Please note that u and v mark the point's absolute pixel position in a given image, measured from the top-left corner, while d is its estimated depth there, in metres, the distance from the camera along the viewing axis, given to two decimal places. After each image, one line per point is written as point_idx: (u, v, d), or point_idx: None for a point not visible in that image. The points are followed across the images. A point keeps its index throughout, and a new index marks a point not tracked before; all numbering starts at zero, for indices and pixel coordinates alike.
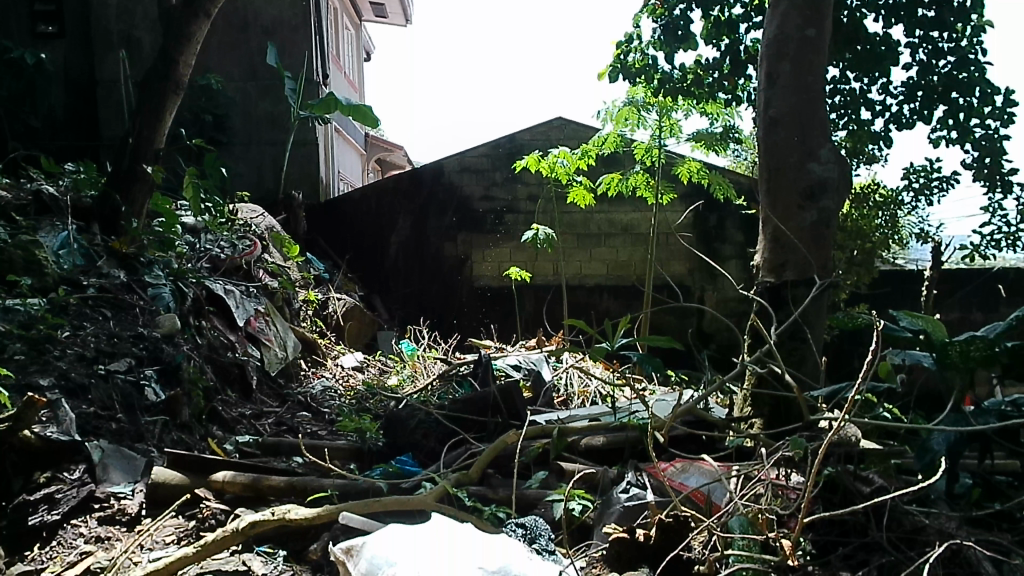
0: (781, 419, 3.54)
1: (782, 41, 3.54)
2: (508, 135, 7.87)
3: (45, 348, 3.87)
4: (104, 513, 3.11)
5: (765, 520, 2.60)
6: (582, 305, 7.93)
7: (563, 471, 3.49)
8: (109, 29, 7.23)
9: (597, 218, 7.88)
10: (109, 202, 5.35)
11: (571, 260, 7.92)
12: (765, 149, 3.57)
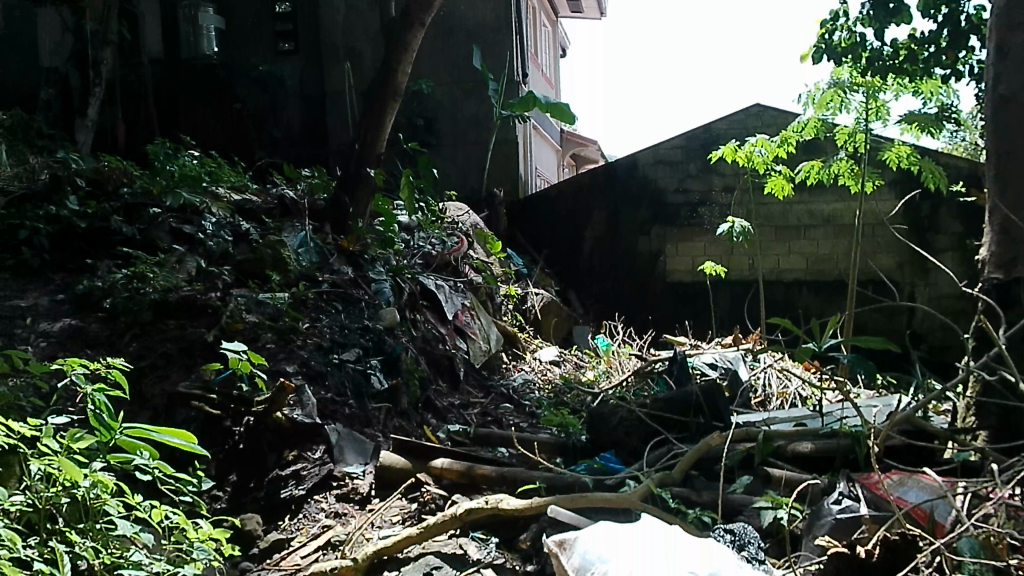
0: (1012, 432, 3.16)
1: (1015, 5, 2.99)
2: (705, 125, 7.64)
3: (292, 337, 4.26)
4: (341, 491, 3.38)
5: (1001, 544, 2.33)
6: (782, 302, 7.54)
7: (769, 478, 3.25)
8: (335, 43, 7.75)
9: (797, 209, 7.41)
10: (339, 203, 5.84)
11: (769, 253, 7.52)
12: (992, 131, 3.09)
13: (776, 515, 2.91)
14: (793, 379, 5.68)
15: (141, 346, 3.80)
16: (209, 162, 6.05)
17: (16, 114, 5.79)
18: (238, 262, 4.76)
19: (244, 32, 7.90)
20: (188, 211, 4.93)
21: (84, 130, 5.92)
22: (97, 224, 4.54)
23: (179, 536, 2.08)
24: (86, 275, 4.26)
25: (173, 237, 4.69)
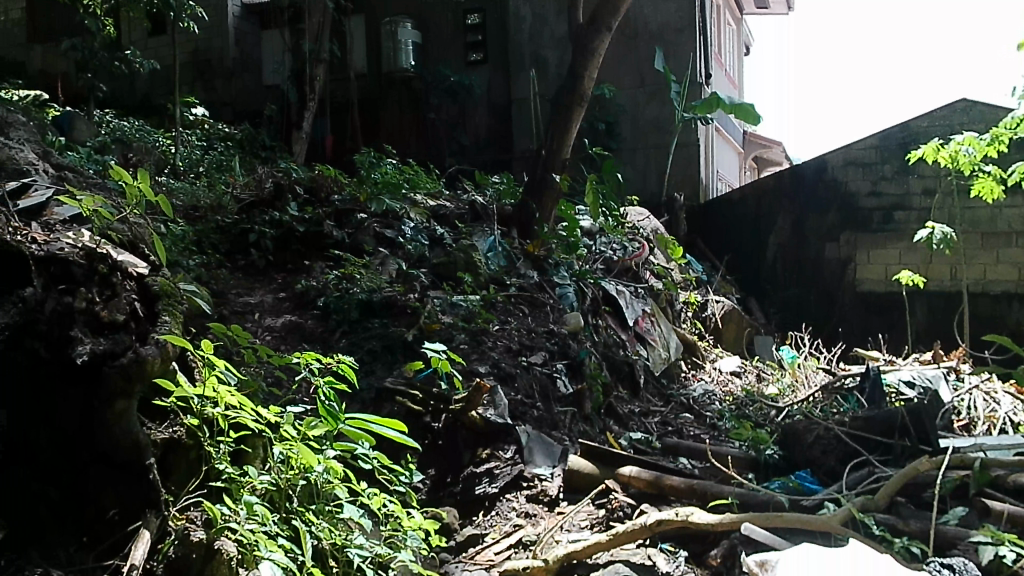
0: None
1: None
2: (903, 123, 7.08)
3: (483, 337, 4.41)
4: (531, 492, 3.44)
5: None
6: (989, 315, 6.81)
7: (988, 511, 2.90)
8: (522, 51, 7.93)
9: (1009, 214, 6.71)
10: (526, 209, 5.96)
11: (974, 262, 6.84)
12: None
13: (998, 552, 2.55)
14: (1005, 402, 5.07)
15: (350, 342, 4.08)
16: (406, 170, 6.41)
17: (244, 129, 6.40)
18: (434, 265, 4.98)
19: (438, 45, 8.17)
20: (389, 216, 5.25)
21: (300, 141, 6.43)
22: (313, 228, 4.90)
23: (393, 524, 2.15)
24: (303, 275, 4.65)
25: (376, 240, 5.00)
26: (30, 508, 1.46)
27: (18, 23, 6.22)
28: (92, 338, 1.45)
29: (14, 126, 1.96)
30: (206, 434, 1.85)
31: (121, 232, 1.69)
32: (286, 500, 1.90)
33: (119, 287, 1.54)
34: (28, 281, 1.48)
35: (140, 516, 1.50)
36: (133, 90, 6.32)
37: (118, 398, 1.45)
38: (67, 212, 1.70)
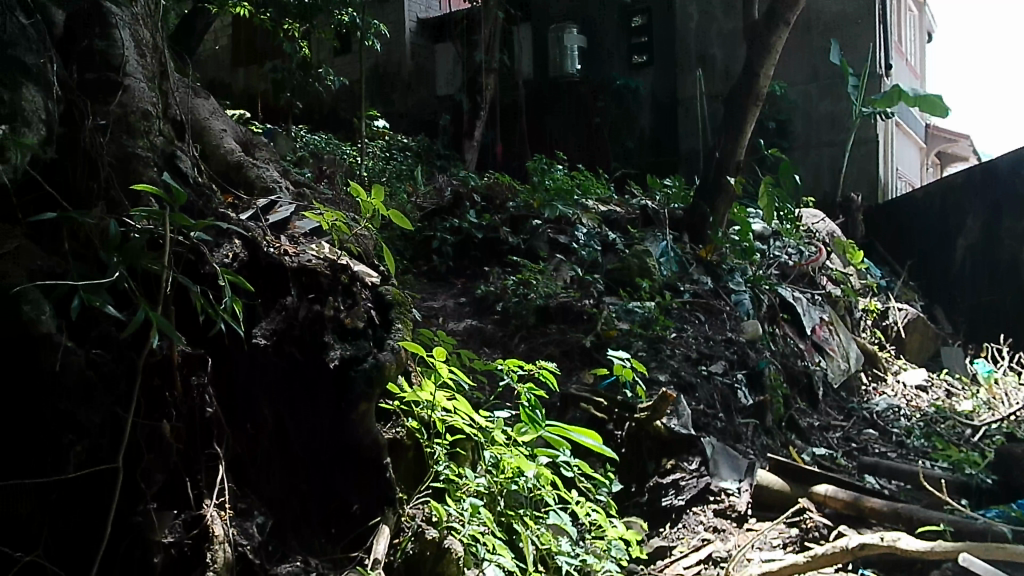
0: None
1: None
2: None
3: (660, 345, 4.19)
4: (719, 506, 3.14)
5: None
6: None
7: None
8: (687, 50, 7.07)
9: None
10: (697, 212, 5.57)
11: None
12: None
13: None
14: None
15: (529, 348, 4.08)
16: (576, 176, 6.37)
17: (421, 140, 6.51)
18: (608, 272, 4.82)
19: (603, 50, 7.39)
20: (563, 222, 5.18)
21: (471, 148, 6.48)
22: (490, 235, 5.02)
23: (598, 532, 2.09)
24: (482, 280, 4.72)
25: (551, 246, 4.96)
26: (288, 502, 1.49)
27: (226, 50, 6.76)
28: (340, 344, 1.58)
29: (258, 146, 2.12)
30: (424, 435, 1.89)
31: (353, 244, 1.78)
32: (501, 501, 1.92)
33: (358, 297, 1.67)
34: (286, 290, 1.56)
35: (379, 512, 1.59)
36: (322, 106, 6.63)
37: (362, 401, 1.55)
38: (307, 225, 1.82)
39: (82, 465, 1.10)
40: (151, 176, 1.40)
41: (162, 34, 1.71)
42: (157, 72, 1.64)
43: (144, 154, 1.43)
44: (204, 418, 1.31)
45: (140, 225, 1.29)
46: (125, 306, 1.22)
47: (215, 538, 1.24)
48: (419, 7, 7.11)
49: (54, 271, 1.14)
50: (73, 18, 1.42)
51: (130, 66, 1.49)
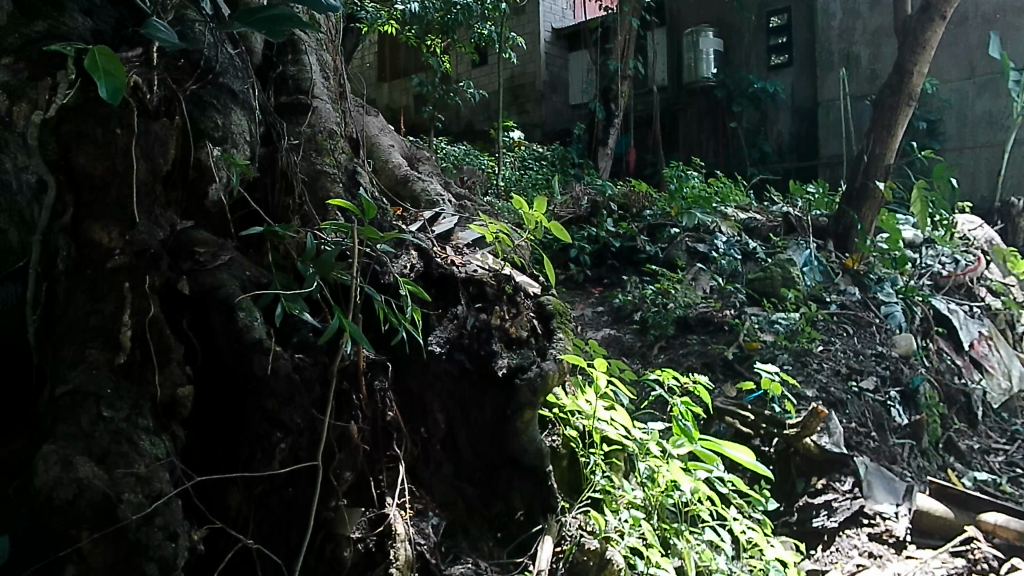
0: None
1: None
2: None
3: (807, 359, 3.49)
4: (874, 531, 2.52)
5: None
6: None
7: None
8: (831, 47, 5.87)
9: None
10: (840, 217, 4.56)
11: None
12: None
13: None
14: None
15: (669, 358, 3.54)
16: (713, 182, 5.45)
17: (556, 148, 6.13)
18: (748, 283, 4.08)
19: (739, 53, 6.28)
20: (702, 231, 4.59)
21: (605, 157, 6.07)
22: (626, 243, 4.55)
23: (754, 551, 2.00)
24: (619, 290, 4.25)
25: (689, 255, 4.39)
26: (456, 504, 1.55)
27: (371, 67, 6.90)
28: (507, 352, 1.60)
29: (421, 159, 2.20)
30: (580, 444, 1.87)
31: (515, 255, 1.82)
32: (659, 514, 1.89)
33: (522, 306, 1.69)
34: (455, 300, 1.62)
35: (543, 518, 1.61)
36: (460, 119, 6.75)
37: (526, 409, 1.58)
38: (469, 236, 1.84)
39: (287, 462, 1.18)
40: (337, 192, 1.49)
41: (340, 56, 1.80)
42: (337, 92, 1.73)
43: (331, 171, 1.52)
44: (385, 420, 1.39)
45: (330, 238, 1.39)
46: (322, 313, 1.32)
47: (396, 536, 1.29)
48: (554, 16, 6.85)
49: (260, 281, 1.23)
50: (271, 46, 1.53)
51: (316, 89, 1.60)
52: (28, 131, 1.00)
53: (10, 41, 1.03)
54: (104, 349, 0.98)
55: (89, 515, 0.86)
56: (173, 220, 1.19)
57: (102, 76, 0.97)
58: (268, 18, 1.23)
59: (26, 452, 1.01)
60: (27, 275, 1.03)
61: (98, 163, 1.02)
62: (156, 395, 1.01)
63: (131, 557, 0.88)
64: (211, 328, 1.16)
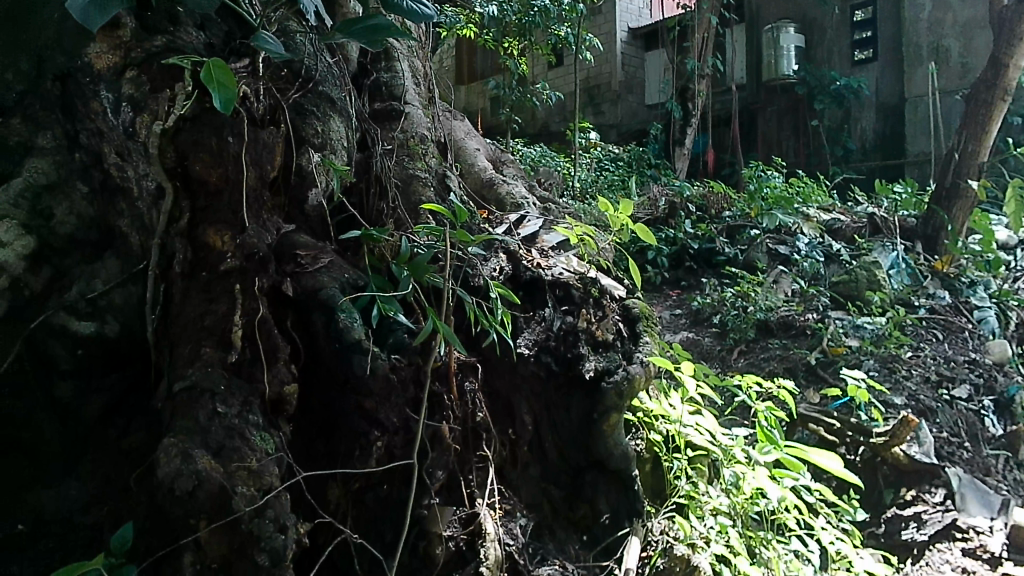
0: None
1: None
2: None
3: (894, 365, 3.24)
4: (971, 547, 2.17)
5: None
6: None
7: None
8: (919, 39, 5.22)
9: None
10: (930, 218, 4.31)
11: None
12: None
13: None
14: None
15: (750, 362, 3.38)
16: (794, 183, 5.10)
17: (632, 148, 5.99)
18: (832, 286, 3.84)
19: (822, 49, 5.83)
20: (784, 233, 4.31)
21: (682, 157, 5.87)
22: (705, 245, 4.39)
23: (844, 563, 1.91)
24: (697, 293, 4.13)
25: (770, 258, 4.15)
26: (543, 506, 1.56)
27: (448, 69, 6.96)
28: (594, 355, 1.61)
29: (506, 162, 2.23)
30: (664, 449, 1.86)
31: (600, 257, 1.81)
32: (744, 522, 1.83)
33: (608, 308, 1.69)
34: (544, 303, 1.64)
35: (628, 522, 1.60)
36: (536, 120, 6.75)
37: (612, 412, 1.57)
38: (554, 238, 1.83)
39: (383, 459, 1.22)
40: (428, 196, 1.53)
41: (430, 62, 1.84)
42: (427, 97, 1.76)
43: (422, 175, 1.56)
44: (475, 421, 1.42)
45: (423, 241, 1.42)
46: (415, 314, 1.35)
47: (486, 536, 1.32)
48: (630, 16, 6.67)
49: (358, 283, 1.27)
50: (365, 53, 1.58)
51: (408, 95, 1.64)
52: (148, 140, 1.05)
53: (133, 56, 1.08)
54: (218, 349, 1.03)
55: (208, 506, 0.91)
56: (278, 225, 1.25)
57: (216, 86, 1.01)
58: (367, 27, 1.27)
59: (147, 443, 1.04)
60: (145, 277, 1.08)
61: (213, 170, 1.07)
62: (264, 393, 1.05)
63: (244, 547, 0.92)
64: (313, 328, 1.20)
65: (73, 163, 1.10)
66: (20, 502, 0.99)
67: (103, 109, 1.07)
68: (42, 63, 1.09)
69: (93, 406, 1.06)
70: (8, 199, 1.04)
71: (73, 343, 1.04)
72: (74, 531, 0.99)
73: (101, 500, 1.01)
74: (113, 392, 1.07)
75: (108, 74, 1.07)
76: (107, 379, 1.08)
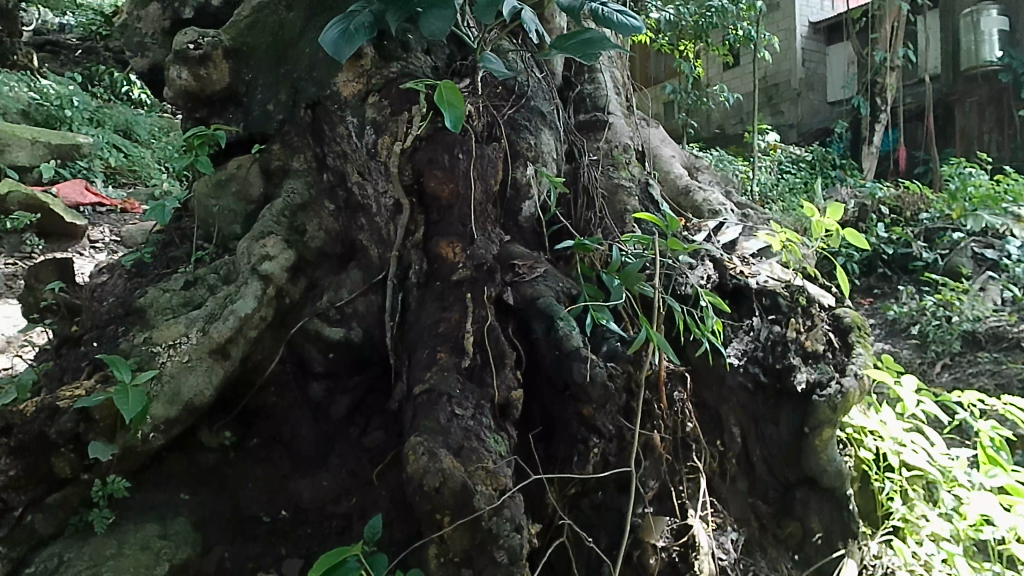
0: None
1: None
2: None
3: None
4: None
5: None
6: None
7: None
8: None
9: None
10: None
11: None
12: None
13: None
14: None
15: (956, 379, 2.99)
16: (1003, 180, 4.51)
17: (815, 148, 5.62)
18: None
19: None
20: (992, 235, 3.82)
21: (870, 156, 5.27)
22: (901, 249, 4.03)
23: None
24: (893, 301, 3.77)
25: (976, 264, 3.72)
26: (751, 522, 1.53)
27: None
28: (805, 366, 1.53)
29: (701, 168, 2.20)
30: (874, 469, 1.74)
31: (806, 264, 1.73)
32: (967, 551, 1.64)
33: (817, 318, 1.60)
34: (750, 312, 1.61)
35: (843, 543, 1.51)
36: (710, 123, 6.57)
37: (826, 426, 1.48)
38: (755, 245, 1.78)
39: (599, 466, 1.23)
40: (632, 205, 1.54)
41: (629, 73, 1.85)
42: (625, 104, 1.77)
43: (627, 184, 1.58)
44: (685, 431, 1.42)
45: (632, 250, 1.45)
46: (624, 322, 1.39)
47: (700, 549, 1.31)
48: (811, 8, 6.20)
49: (571, 292, 1.32)
50: (569, 66, 1.63)
51: (611, 104, 1.67)
52: (389, 160, 1.13)
53: (374, 82, 1.16)
54: (454, 354, 1.08)
55: (451, 502, 0.96)
56: (499, 237, 1.31)
57: (447, 106, 1.05)
58: (577, 45, 1.29)
59: (386, 442, 1.12)
60: (385, 286, 1.16)
61: (445, 185, 1.13)
62: (494, 397, 1.09)
63: (484, 544, 0.97)
64: (534, 336, 1.26)
65: (322, 183, 1.23)
66: (283, 492, 1.09)
67: (349, 133, 1.17)
68: (299, 94, 1.22)
69: (341, 404, 1.15)
70: (273, 217, 1.18)
71: (325, 347, 1.14)
72: (329, 520, 1.06)
73: (348, 492, 1.09)
74: (356, 392, 1.17)
75: (354, 100, 1.17)
76: (352, 379, 1.17)
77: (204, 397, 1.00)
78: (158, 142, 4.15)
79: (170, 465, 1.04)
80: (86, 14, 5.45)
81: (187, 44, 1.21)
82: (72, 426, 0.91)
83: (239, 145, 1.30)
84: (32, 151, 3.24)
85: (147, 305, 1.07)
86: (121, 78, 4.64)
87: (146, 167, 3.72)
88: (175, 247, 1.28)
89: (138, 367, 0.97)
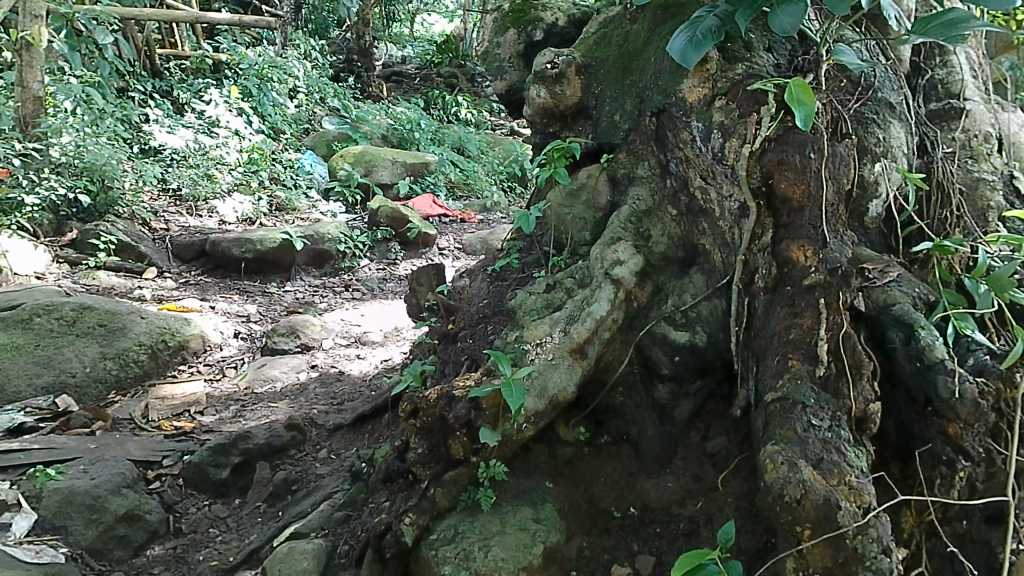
0: None
1: None
2: None
3: None
4: None
5: None
6: None
7: None
8: None
9: None
10: None
11: None
12: None
13: None
14: None
15: None
16: None
17: None
18: None
19: None
20: None
21: None
22: None
23: None
24: None
25: None
26: None
27: None
28: None
29: None
30: None
31: None
32: None
33: None
34: None
35: None
36: None
37: None
38: None
39: (965, 492, 1.11)
40: (998, 201, 1.40)
41: (985, 54, 1.66)
42: (984, 88, 1.58)
43: (989, 178, 1.43)
44: None
45: (999, 252, 1.27)
46: (989, 333, 1.23)
47: None
48: None
49: (928, 299, 1.21)
50: (919, 52, 1.49)
51: (968, 90, 1.51)
52: (738, 163, 1.10)
53: (720, 86, 1.15)
54: (807, 361, 1.03)
55: (811, 516, 0.92)
56: (849, 239, 1.23)
57: (795, 104, 0.99)
58: (944, 24, 1.14)
59: (733, 448, 1.11)
60: (729, 291, 1.15)
61: (797, 185, 1.06)
62: (851, 409, 1.02)
63: (848, 563, 0.92)
64: (890, 345, 1.17)
65: (665, 189, 1.27)
66: (632, 489, 1.13)
67: (695, 138, 1.18)
68: (644, 103, 1.27)
69: (684, 408, 1.15)
70: (621, 224, 1.26)
71: (672, 350, 1.16)
72: (676, 521, 1.09)
73: (693, 496, 1.10)
74: (698, 397, 1.16)
75: (700, 105, 1.17)
76: (693, 384, 1.17)
77: (567, 393, 1.10)
78: (486, 155, 4.63)
79: (536, 455, 1.14)
80: (422, 48, 6.29)
81: (545, 64, 1.36)
82: (465, 412, 1.04)
83: (588, 156, 1.40)
84: (393, 170, 3.88)
85: (517, 306, 1.22)
86: (451, 100, 5.21)
87: (478, 181, 4.21)
88: (529, 251, 1.42)
89: (515, 362, 1.11)
